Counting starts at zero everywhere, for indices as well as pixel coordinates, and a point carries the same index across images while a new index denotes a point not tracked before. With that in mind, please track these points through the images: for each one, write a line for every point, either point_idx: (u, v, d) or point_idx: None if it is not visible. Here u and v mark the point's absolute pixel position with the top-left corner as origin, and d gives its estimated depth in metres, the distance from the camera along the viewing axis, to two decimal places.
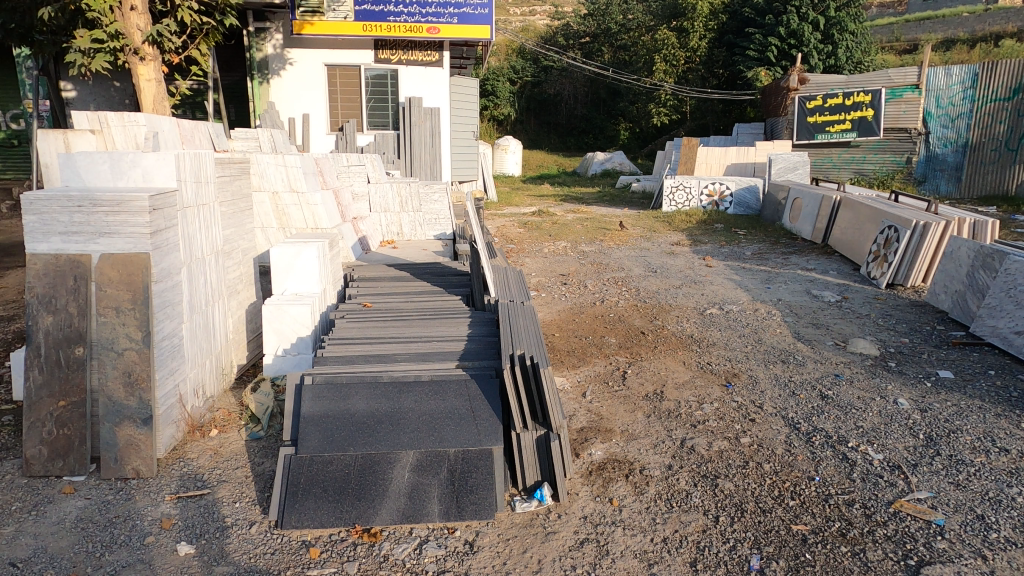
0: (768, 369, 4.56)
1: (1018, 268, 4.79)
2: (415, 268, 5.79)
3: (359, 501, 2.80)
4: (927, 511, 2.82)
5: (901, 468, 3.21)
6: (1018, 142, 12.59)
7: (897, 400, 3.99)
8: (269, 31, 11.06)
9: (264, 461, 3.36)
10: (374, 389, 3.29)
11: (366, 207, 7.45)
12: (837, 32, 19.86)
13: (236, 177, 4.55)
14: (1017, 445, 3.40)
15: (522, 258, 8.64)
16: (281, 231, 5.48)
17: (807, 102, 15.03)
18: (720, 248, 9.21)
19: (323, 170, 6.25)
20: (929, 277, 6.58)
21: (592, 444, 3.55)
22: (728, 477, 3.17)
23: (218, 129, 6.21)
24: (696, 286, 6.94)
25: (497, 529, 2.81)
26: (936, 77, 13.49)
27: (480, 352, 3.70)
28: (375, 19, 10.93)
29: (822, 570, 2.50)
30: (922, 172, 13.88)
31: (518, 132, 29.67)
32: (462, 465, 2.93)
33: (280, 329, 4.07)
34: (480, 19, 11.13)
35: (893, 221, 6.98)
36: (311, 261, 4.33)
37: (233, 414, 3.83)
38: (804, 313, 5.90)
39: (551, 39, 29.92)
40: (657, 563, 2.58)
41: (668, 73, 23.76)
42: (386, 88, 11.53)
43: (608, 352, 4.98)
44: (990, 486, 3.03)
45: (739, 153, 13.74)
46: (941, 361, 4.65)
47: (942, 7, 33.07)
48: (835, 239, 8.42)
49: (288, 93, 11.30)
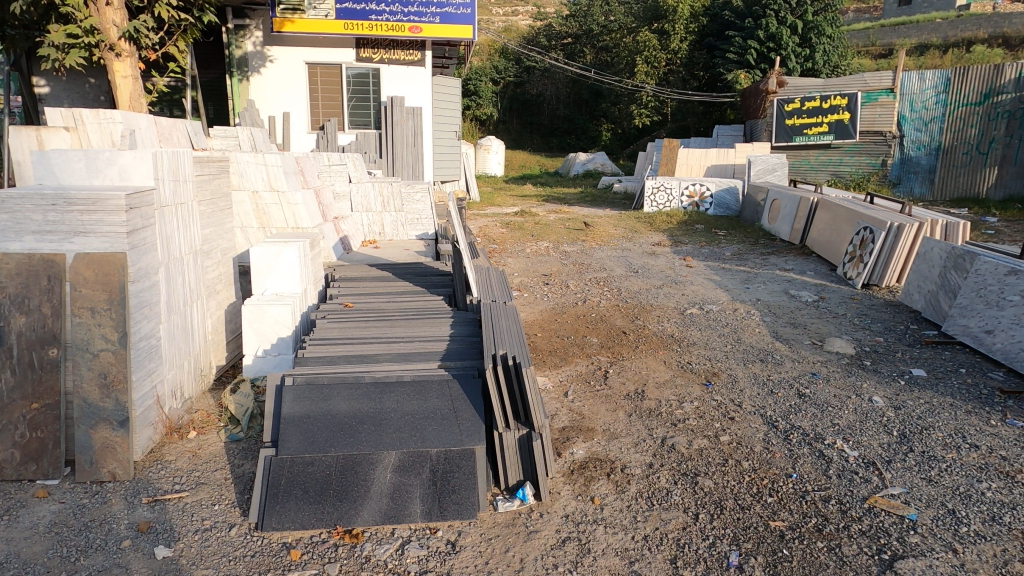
0: (747, 368, 4.61)
1: (988, 269, 4.92)
2: (396, 268, 5.77)
3: (340, 502, 2.78)
4: (900, 507, 2.89)
5: (876, 464, 3.27)
6: (988, 145, 12.91)
7: (871, 399, 4.07)
8: (248, 27, 10.98)
9: (243, 463, 3.33)
10: (356, 389, 3.28)
11: (348, 207, 7.39)
12: (815, 36, 20.23)
13: (214, 175, 4.49)
14: (986, 441, 3.49)
15: (505, 258, 8.65)
16: (261, 230, 5.41)
17: (786, 104, 15.07)
18: (701, 249, 9.31)
19: (304, 170, 6.19)
20: (903, 277, 6.72)
21: (574, 444, 3.57)
22: (707, 474, 3.21)
23: (196, 126, 6.12)
24: (677, 286, 7.01)
25: (480, 528, 2.81)
26: (911, 81, 13.81)
27: (463, 352, 3.70)
28: (357, 18, 10.85)
29: (798, 565, 2.54)
30: (897, 175, 14.15)
31: (501, 132, 29.72)
32: (444, 465, 2.93)
33: (260, 329, 4.03)
34: (462, 18, 11.12)
35: (869, 221, 7.12)
36: (291, 261, 4.29)
37: (212, 416, 3.79)
38: (782, 313, 5.98)
39: (533, 39, 30.07)
40: (638, 561, 2.60)
41: (649, 74, 24.07)
42: (367, 87, 11.46)
43: (590, 352, 5.01)
44: (961, 482, 3.10)
45: (719, 154, 13.88)
46: (914, 360, 4.74)
47: (916, 13, 33.81)
48: (813, 240, 8.55)
49: (268, 91, 11.20)
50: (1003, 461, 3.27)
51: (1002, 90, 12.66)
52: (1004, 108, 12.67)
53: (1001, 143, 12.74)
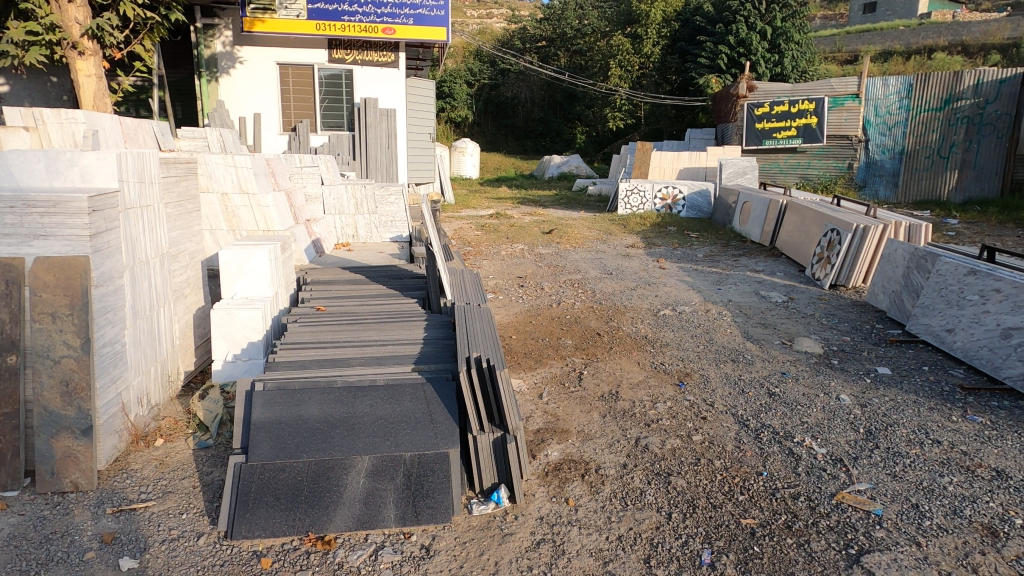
0: (718, 368, 4.68)
1: (948, 269, 5.08)
2: (369, 270, 5.72)
3: (313, 508, 2.75)
4: (866, 502, 2.96)
5: (843, 461, 3.35)
6: (948, 149, 13.63)
7: (839, 396, 4.16)
8: (218, 27, 10.80)
9: (213, 470, 3.27)
10: (329, 394, 3.22)
11: (320, 209, 7.31)
12: (783, 42, 20.64)
13: (182, 177, 4.41)
14: (948, 436, 3.60)
15: (481, 260, 8.65)
16: (231, 233, 5.31)
17: (756, 108, 15.32)
18: (674, 250, 9.43)
19: (275, 171, 6.10)
20: (868, 277, 6.89)
21: (548, 445, 3.58)
22: (680, 474, 3.25)
23: (164, 127, 6.00)
24: (650, 288, 7.09)
25: (454, 532, 2.80)
26: (875, 86, 14.07)
27: (437, 356, 3.68)
28: (329, 18, 10.73)
29: (768, 562, 2.58)
30: (863, 177, 14.48)
31: (475, 135, 29.80)
32: (418, 469, 2.91)
33: (229, 334, 3.96)
34: (436, 20, 11.06)
35: (836, 224, 7.29)
36: (262, 264, 4.22)
37: (180, 423, 3.71)
38: (753, 313, 6.09)
39: (508, 43, 30.19)
40: (612, 561, 2.62)
41: (623, 78, 24.29)
42: (340, 88, 11.36)
43: (565, 353, 5.04)
44: (924, 476, 3.18)
45: (691, 157, 14.05)
46: (879, 358, 4.87)
47: (881, 20, 34.78)
48: (783, 241, 8.73)
49: (238, 92, 11.03)
50: (963, 456, 3.37)
51: (961, 96, 13.35)
52: (963, 114, 13.42)
53: (960, 148, 13.50)
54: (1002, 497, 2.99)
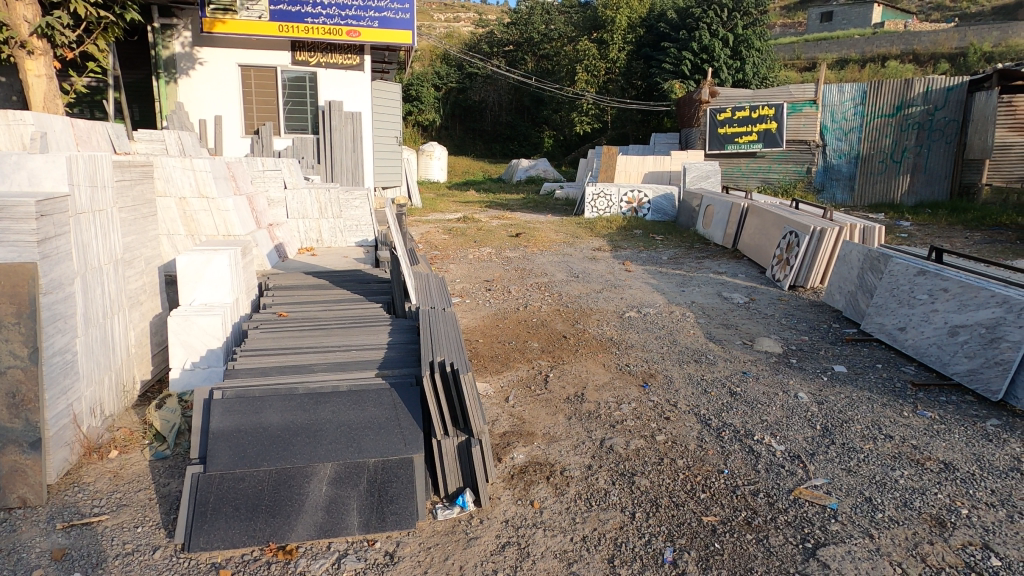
0: (682, 368, 4.77)
1: (899, 270, 5.28)
2: (333, 275, 5.65)
3: (274, 518, 2.70)
4: (822, 497, 3.04)
5: (801, 457, 3.44)
6: (901, 154, 14.17)
7: (797, 394, 4.27)
8: (176, 27, 10.56)
9: (170, 481, 3.18)
10: (290, 401, 3.16)
11: (283, 213, 7.20)
12: (745, 48, 21.16)
13: (136, 181, 4.30)
14: (899, 431, 3.73)
15: (448, 264, 8.64)
16: (190, 238, 5.19)
17: (717, 114, 15.27)
18: (639, 253, 9.55)
19: (235, 175, 5.96)
20: (826, 278, 7.09)
21: (514, 448, 3.59)
22: (644, 473, 3.29)
23: (119, 130, 5.84)
24: (616, 290, 7.17)
25: (419, 537, 2.79)
26: (832, 93, 14.51)
27: (402, 360, 3.65)
28: (292, 20, 10.60)
29: (728, 559, 2.63)
30: (821, 181, 14.87)
31: (443, 138, 29.76)
32: (382, 475, 2.88)
33: (187, 341, 3.87)
34: (401, 23, 10.99)
35: (795, 227, 7.49)
36: (222, 269, 4.14)
37: (135, 434, 3.60)
38: (716, 314, 6.21)
39: (475, 46, 30.28)
40: (576, 562, 2.64)
41: (589, 82, 24.54)
42: (304, 91, 11.21)
43: (532, 357, 5.05)
44: (876, 470, 3.29)
45: (656, 161, 14.26)
46: (836, 357, 5.01)
47: (836, 30, 35.91)
48: (744, 244, 8.93)
49: (198, 94, 10.79)
50: (914, 450, 3.49)
51: (912, 103, 13.89)
52: (914, 120, 13.97)
53: (912, 152, 14.08)
54: (949, 489, 3.10)
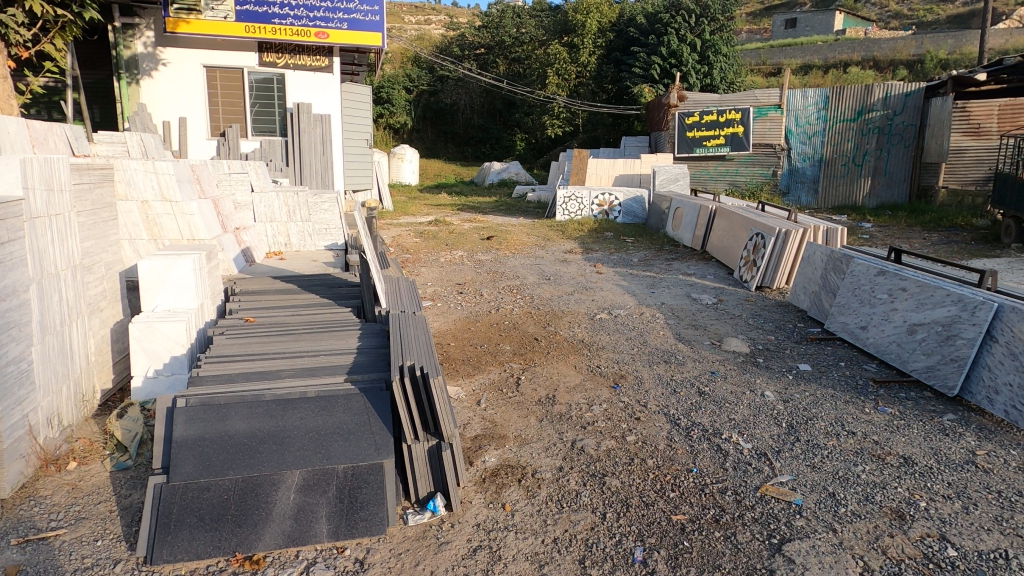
0: (652, 369, 4.82)
1: (861, 270, 5.43)
2: (302, 280, 5.57)
3: (240, 527, 2.65)
4: (787, 493, 3.10)
5: (767, 454, 3.50)
6: (862, 158, 14.58)
7: (764, 393, 4.36)
8: (138, 27, 10.32)
9: (132, 493, 3.10)
10: (256, 408, 3.10)
11: (250, 216, 7.07)
12: (712, 54, 21.56)
13: (96, 184, 4.19)
14: (861, 428, 3.83)
15: (419, 267, 8.59)
16: (152, 242, 5.07)
17: (686, 118, 15.48)
18: (610, 255, 9.63)
19: (200, 178, 5.84)
20: (791, 279, 7.26)
21: (485, 451, 3.59)
22: (614, 474, 3.31)
23: (77, 131, 5.68)
24: (587, 292, 7.22)
25: (389, 543, 2.77)
26: (795, 98, 14.81)
27: (371, 365, 3.60)
28: (258, 20, 10.44)
29: (697, 557, 2.66)
30: (787, 184, 15.16)
31: (415, 141, 29.64)
32: (351, 481, 2.85)
33: (150, 348, 3.78)
34: (371, 26, 10.92)
35: (761, 229, 7.65)
36: (185, 274, 4.05)
37: (95, 444, 3.50)
38: (685, 315, 6.29)
39: (446, 49, 30.28)
40: (547, 564, 2.64)
41: (560, 86, 24.71)
42: (272, 93, 11.06)
43: (503, 359, 5.05)
44: (840, 466, 3.37)
45: (626, 165, 14.39)
46: (801, 355, 5.12)
47: (800, 36, 36.80)
48: (712, 246, 9.07)
49: (162, 95, 10.55)
50: (875, 446, 3.59)
51: (872, 108, 14.32)
52: (874, 125, 14.40)
53: (873, 156, 14.50)
54: (909, 482, 3.19)
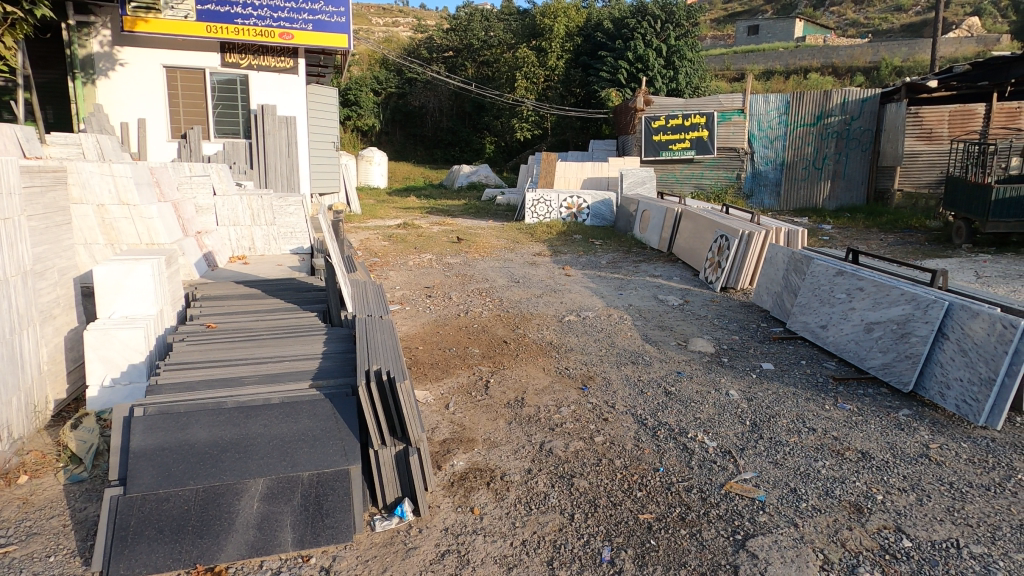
0: (619, 370, 4.87)
1: (820, 271, 5.58)
2: (267, 284, 5.47)
3: (201, 538, 2.59)
4: (751, 490, 3.17)
5: (731, 452, 3.57)
6: (822, 162, 14.98)
7: (728, 392, 4.44)
8: (94, 26, 9.99)
9: (87, 506, 3.00)
10: (218, 415, 3.03)
11: (212, 220, 6.91)
12: (677, 59, 21.92)
13: (48, 187, 4.05)
14: (821, 424, 3.93)
15: (387, 271, 8.50)
16: (110, 247, 4.92)
17: (652, 122, 15.69)
18: (578, 258, 9.69)
19: (160, 181, 5.70)
20: (754, 280, 7.41)
21: (454, 455, 3.57)
22: (582, 475, 3.33)
23: (28, 132, 5.48)
24: (556, 295, 7.26)
25: (356, 551, 2.74)
26: (758, 103, 15.16)
27: (336, 370, 3.56)
28: (220, 20, 10.23)
29: (663, 555, 2.70)
30: (751, 187, 15.50)
31: (383, 143, 29.42)
32: (317, 488, 2.80)
33: (106, 356, 3.66)
34: (337, 27, 10.82)
35: (725, 231, 7.80)
36: (144, 280, 3.94)
37: (48, 456, 3.38)
38: (651, 316, 6.37)
39: (414, 52, 30.18)
40: (516, 566, 2.65)
41: (528, 90, 24.84)
42: (235, 94, 10.85)
43: (472, 363, 5.04)
44: (801, 462, 3.46)
45: (594, 168, 14.50)
46: (764, 354, 5.24)
47: (763, 42, 37.75)
48: (679, 247, 9.21)
49: (120, 96, 10.26)
50: (834, 441, 3.69)
51: (831, 113, 14.72)
52: (833, 129, 14.80)
53: (832, 159, 14.90)
54: (867, 476, 3.29)
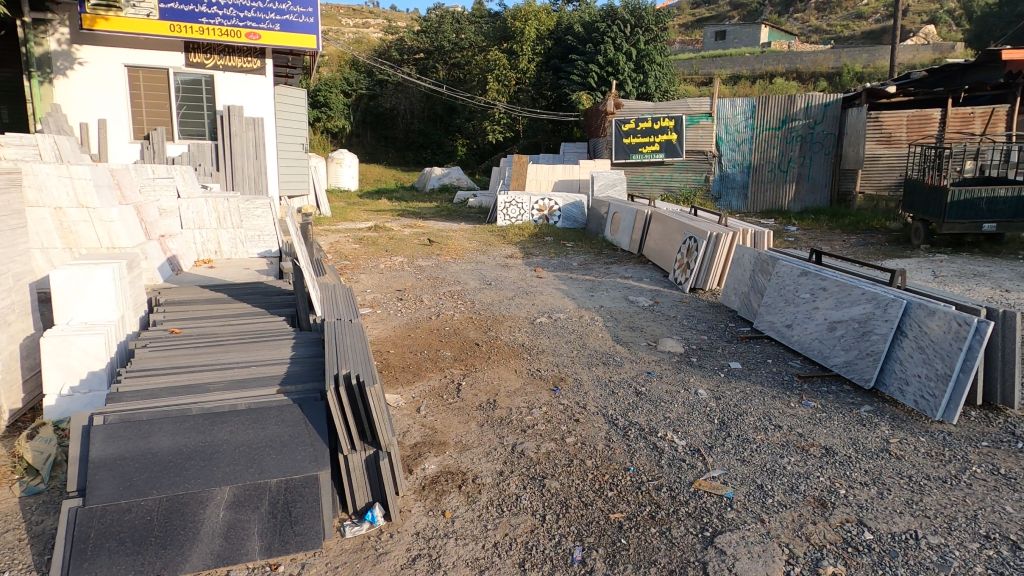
0: (590, 371, 4.90)
1: (785, 272, 5.70)
2: (233, 288, 5.37)
3: (164, 549, 2.54)
4: (719, 487, 3.22)
5: (700, 450, 3.62)
6: (787, 165, 15.34)
7: (697, 391, 4.51)
8: (51, 23, 9.68)
9: (44, 518, 2.90)
10: (182, 423, 2.96)
11: (177, 223, 6.74)
12: (647, 63, 22.23)
13: (3, 189, 3.93)
14: (787, 421, 4.01)
15: (358, 274, 8.43)
16: (68, 252, 4.77)
17: (622, 125, 15.78)
18: (550, 260, 9.73)
19: (121, 183, 5.56)
20: (722, 281, 7.53)
21: (425, 459, 3.55)
22: (554, 476, 3.35)
23: None
24: (528, 297, 7.28)
25: (326, 557, 2.71)
26: (725, 107, 15.44)
27: (304, 376, 3.50)
28: (183, 20, 10.02)
29: (633, 553, 2.72)
30: (718, 190, 15.77)
31: (354, 145, 29.15)
32: (286, 495, 2.76)
33: (65, 363, 3.56)
34: (305, 27, 10.72)
35: (693, 232, 7.91)
36: (105, 284, 3.84)
37: (3, 468, 3.26)
38: (622, 317, 6.43)
39: (384, 53, 30.00)
40: (487, 569, 2.64)
41: (500, 92, 24.93)
42: (200, 94, 10.64)
43: (443, 365, 5.02)
44: (767, 459, 3.52)
45: (565, 170, 14.58)
46: (732, 354, 5.33)
47: (729, 47, 38.56)
48: (649, 249, 9.32)
49: (79, 96, 9.97)
50: (800, 438, 3.77)
51: (795, 117, 15.08)
52: (797, 133, 15.17)
53: (796, 163, 15.27)
54: (831, 471, 3.37)
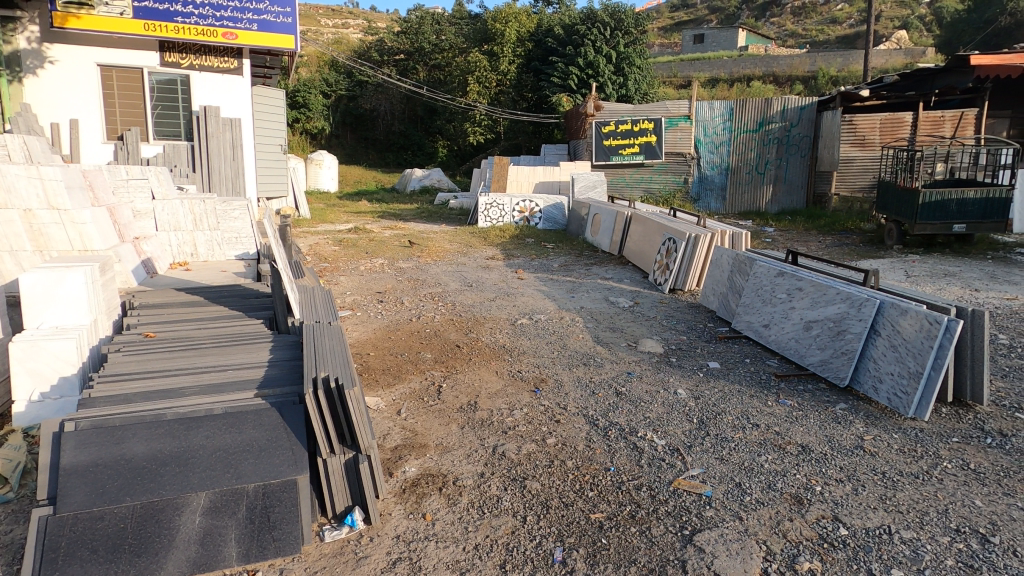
0: (571, 372, 4.91)
1: (762, 272, 5.78)
2: (210, 291, 5.29)
3: (139, 557, 2.50)
4: (698, 486, 3.25)
5: (679, 450, 3.66)
6: (764, 167, 15.60)
7: (676, 391, 4.54)
8: (20, 21, 9.51)
9: (13, 528, 2.84)
10: (155, 428, 2.90)
11: (151, 225, 6.61)
12: (626, 66, 22.39)
13: None
14: (764, 420, 4.07)
15: (337, 276, 8.36)
16: (38, 254, 4.64)
17: (603, 126, 15.77)
18: (531, 261, 9.75)
19: (93, 185, 5.46)
20: (701, 281, 7.63)
21: (405, 462, 3.54)
22: (535, 477, 3.36)
23: None
24: (508, 298, 7.28)
25: (305, 563, 2.69)
26: (703, 110, 15.56)
27: (283, 379, 3.46)
28: (158, 18, 9.87)
29: (613, 553, 2.74)
30: (696, 192, 15.95)
31: (334, 147, 28.92)
32: (263, 500, 2.73)
33: (35, 369, 3.48)
34: (283, 27, 10.67)
35: (672, 234, 7.98)
36: (76, 288, 3.77)
37: None
38: (603, 318, 6.46)
39: (364, 54, 29.82)
40: (468, 570, 2.64)
41: (481, 94, 24.92)
42: (176, 94, 10.47)
43: (424, 367, 5.01)
44: (745, 457, 3.57)
45: (546, 172, 14.63)
46: (711, 354, 5.39)
47: (708, 51, 39.02)
48: (628, 250, 9.39)
49: (49, 95, 9.75)
50: (777, 436, 3.83)
51: (772, 120, 15.32)
52: (774, 135, 15.42)
53: (773, 165, 15.53)
54: (807, 469, 3.43)
